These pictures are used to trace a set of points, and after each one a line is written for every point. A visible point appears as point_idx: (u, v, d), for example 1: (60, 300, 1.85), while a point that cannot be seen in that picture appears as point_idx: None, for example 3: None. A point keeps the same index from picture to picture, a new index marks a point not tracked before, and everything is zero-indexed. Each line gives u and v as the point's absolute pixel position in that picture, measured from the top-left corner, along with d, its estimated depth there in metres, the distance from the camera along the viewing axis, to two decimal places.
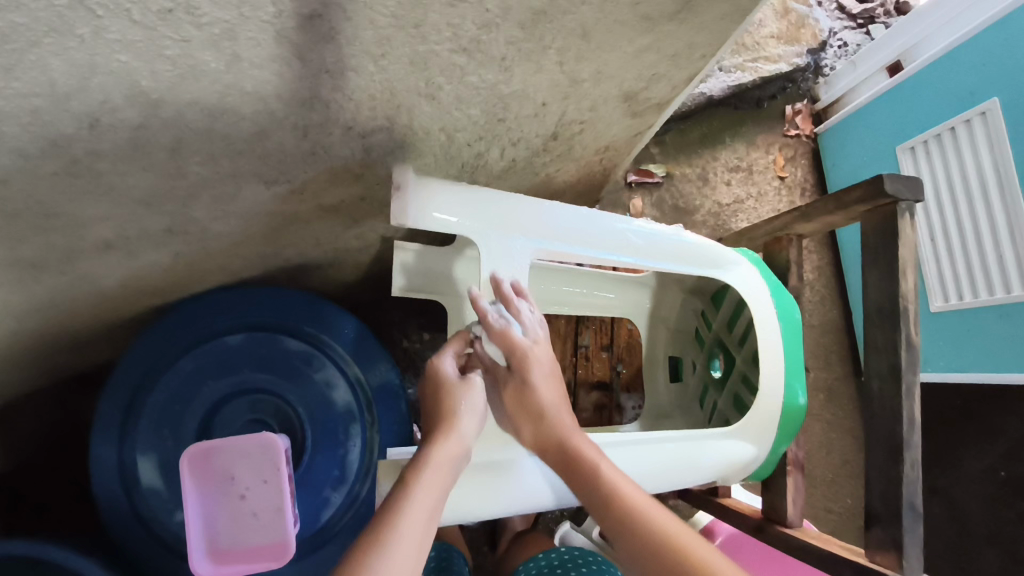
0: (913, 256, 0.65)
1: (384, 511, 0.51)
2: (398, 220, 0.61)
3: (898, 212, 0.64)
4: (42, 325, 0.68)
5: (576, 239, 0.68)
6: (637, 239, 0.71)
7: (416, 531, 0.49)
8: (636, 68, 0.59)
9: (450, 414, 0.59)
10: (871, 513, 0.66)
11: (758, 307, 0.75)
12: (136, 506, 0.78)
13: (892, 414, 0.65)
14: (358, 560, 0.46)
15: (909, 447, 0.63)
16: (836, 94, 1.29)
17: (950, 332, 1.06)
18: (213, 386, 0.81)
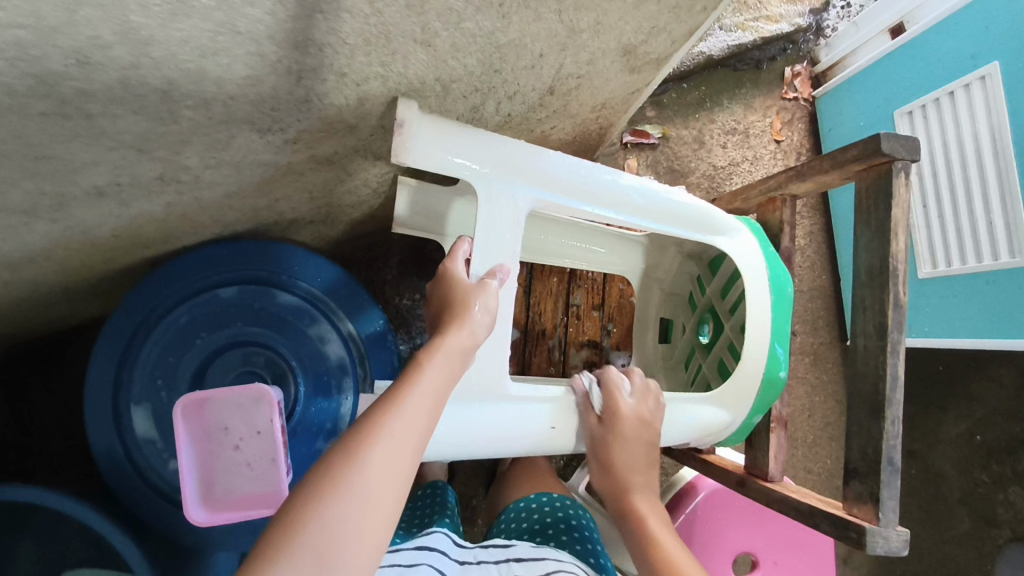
0: (905, 218, 0.65)
1: (387, 391, 0.52)
2: (397, 157, 0.59)
3: (894, 171, 0.65)
4: (33, 272, 0.67)
5: (574, 192, 0.68)
6: (636, 198, 0.71)
7: (419, 410, 0.50)
8: (636, 20, 0.58)
9: (464, 308, 0.61)
10: (851, 468, 0.68)
11: (750, 271, 0.75)
12: (131, 456, 0.79)
13: (876, 374, 0.66)
14: (370, 419, 0.48)
15: (891, 405, 0.65)
16: (838, 55, 1.27)
17: (936, 298, 1.07)
18: (207, 339, 0.82)
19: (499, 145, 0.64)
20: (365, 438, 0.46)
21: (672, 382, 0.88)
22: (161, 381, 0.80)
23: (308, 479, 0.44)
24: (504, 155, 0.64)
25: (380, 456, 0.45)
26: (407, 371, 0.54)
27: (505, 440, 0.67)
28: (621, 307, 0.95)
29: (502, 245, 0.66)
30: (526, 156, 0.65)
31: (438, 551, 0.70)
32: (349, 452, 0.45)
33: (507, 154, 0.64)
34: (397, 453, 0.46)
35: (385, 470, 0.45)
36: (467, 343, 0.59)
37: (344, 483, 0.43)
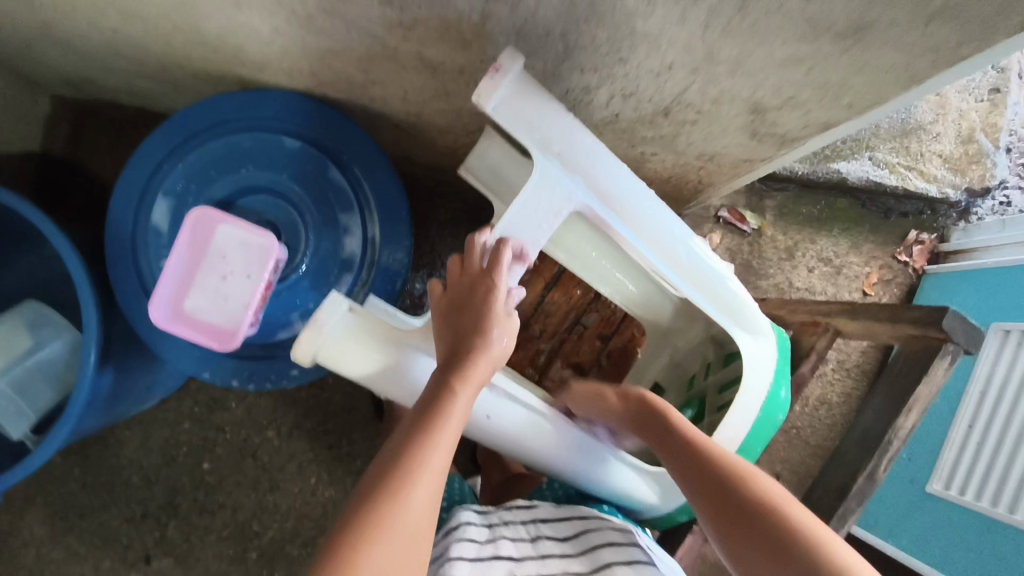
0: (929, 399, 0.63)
1: (415, 424, 0.54)
2: (478, 98, 0.58)
3: (940, 351, 0.61)
4: (142, 30, 0.71)
5: (625, 217, 0.67)
6: (677, 251, 0.69)
7: (449, 435, 0.54)
8: (777, 80, 0.55)
9: (486, 321, 0.61)
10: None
11: (752, 386, 0.70)
12: (135, 235, 0.83)
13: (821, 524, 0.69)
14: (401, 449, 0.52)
15: None
16: (971, 244, 1.19)
17: (931, 512, 1.04)
18: (251, 173, 0.85)
19: (572, 129, 0.64)
20: (401, 481, 0.49)
21: None
22: (192, 187, 0.84)
23: (349, 522, 0.47)
24: (569, 144, 0.64)
25: (416, 497, 0.49)
26: (436, 396, 0.56)
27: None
28: (624, 352, 0.90)
29: (532, 224, 0.66)
30: (590, 152, 0.65)
31: (464, 522, 0.68)
32: (388, 497, 0.48)
33: (577, 148, 0.64)
34: (432, 486, 0.50)
35: (422, 508, 0.49)
36: (494, 359, 0.60)
37: (386, 532, 0.47)
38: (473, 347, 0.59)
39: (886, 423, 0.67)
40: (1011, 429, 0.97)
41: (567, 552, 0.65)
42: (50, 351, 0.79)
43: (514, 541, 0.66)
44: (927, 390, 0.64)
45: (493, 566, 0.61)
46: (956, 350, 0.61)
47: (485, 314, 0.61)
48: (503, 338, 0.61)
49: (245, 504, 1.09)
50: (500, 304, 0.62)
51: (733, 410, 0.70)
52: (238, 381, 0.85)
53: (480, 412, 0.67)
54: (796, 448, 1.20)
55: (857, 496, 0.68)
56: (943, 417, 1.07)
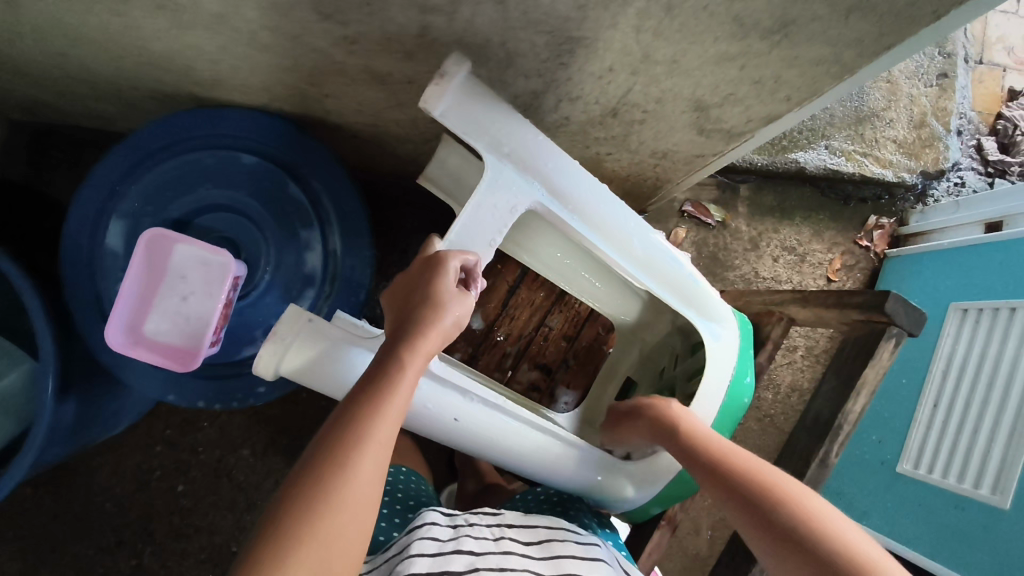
0: (876, 382, 0.65)
1: (366, 394, 0.52)
2: (426, 103, 0.57)
3: (884, 334, 0.63)
4: (84, 50, 0.70)
5: (583, 214, 0.67)
6: (638, 246, 0.68)
7: (396, 409, 0.52)
8: (714, 77, 0.56)
9: (437, 294, 0.58)
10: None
11: (715, 374, 0.71)
12: (92, 260, 0.82)
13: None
14: (351, 423, 0.49)
15: None
16: (928, 227, 1.22)
17: (903, 496, 1.06)
18: (208, 192, 0.84)
19: (524, 132, 0.63)
20: (353, 448, 0.48)
21: None
22: (148, 209, 0.84)
23: (301, 484, 0.46)
24: (524, 146, 0.63)
25: (365, 466, 0.48)
26: (384, 370, 0.54)
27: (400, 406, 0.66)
28: (590, 350, 0.91)
29: (486, 228, 0.64)
30: (546, 153, 0.64)
31: (428, 524, 0.64)
32: (339, 464, 0.47)
33: (531, 150, 0.63)
34: (382, 458, 0.49)
35: (371, 478, 0.48)
36: (446, 332, 0.58)
37: (342, 493, 0.46)
38: (425, 319, 0.57)
39: (836, 410, 0.68)
40: (973, 405, 0.98)
41: (528, 553, 0.63)
42: (8, 382, 0.78)
43: (477, 539, 0.63)
44: (875, 371, 0.65)
45: (453, 560, 0.59)
46: (901, 332, 0.63)
47: (435, 288, 0.59)
48: (458, 315, 0.60)
49: (222, 526, 1.07)
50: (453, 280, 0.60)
51: (701, 395, 0.70)
52: (204, 402, 0.84)
53: (447, 415, 0.66)
54: (770, 435, 1.23)
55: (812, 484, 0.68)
56: (912, 397, 1.10)
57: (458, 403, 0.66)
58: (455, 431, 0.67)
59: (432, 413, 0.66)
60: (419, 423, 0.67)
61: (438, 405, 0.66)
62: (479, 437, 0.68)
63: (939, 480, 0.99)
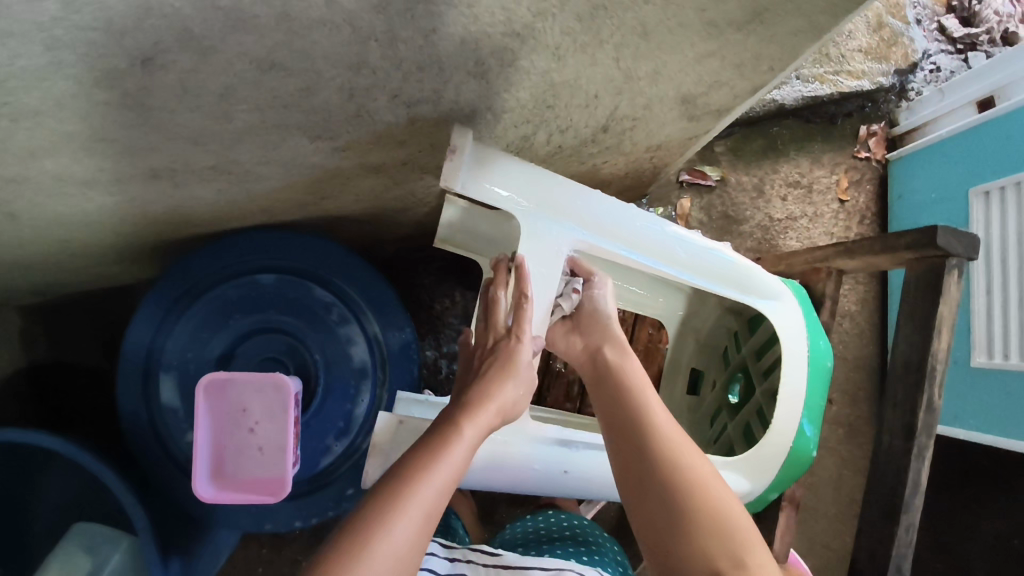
0: (953, 315, 0.66)
1: (423, 449, 0.51)
2: (447, 181, 0.59)
3: (946, 267, 0.64)
4: (88, 232, 0.71)
5: (618, 236, 0.67)
6: (681, 251, 0.69)
7: (449, 477, 0.49)
8: (697, 73, 0.57)
9: (506, 367, 0.60)
10: (857, 570, 0.69)
11: (791, 341, 0.72)
12: (154, 422, 0.83)
13: (898, 475, 0.67)
14: (401, 475, 0.48)
15: (909, 511, 0.66)
16: (920, 121, 1.22)
17: (988, 389, 1.05)
18: (241, 321, 0.86)
19: (543, 178, 0.63)
20: (404, 493, 0.46)
21: (694, 435, 0.86)
22: (191, 355, 0.85)
23: (348, 528, 0.44)
24: (548, 194, 0.64)
25: (412, 521, 0.45)
26: (440, 435, 0.53)
27: (510, 469, 0.68)
28: (649, 351, 0.93)
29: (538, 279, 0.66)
30: (571, 193, 0.65)
31: (427, 550, 0.66)
32: (386, 508, 0.45)
33: (555, 193, 0.64)
34: (430, 519, 0.46)
35: (411, 544, 0.44)
36: (503, 408, 0.59)
37: (388, 536, 0.43)
38: (487, 389, 0.58)
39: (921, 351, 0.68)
40: None
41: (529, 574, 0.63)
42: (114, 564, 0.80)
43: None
44: (949, 306, 0.66)
45: None
46: (960, 261, 0.65)
47: (504, 362, 0.61)
48: (518, 395, 0.61)
49: None
50: (523, 360, 0.61)
51: (788, 371, 0.71)
52: (302, 521, 0.85)
53: (557, 469, 0.69)
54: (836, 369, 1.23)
55: (926, 430, 0.66)
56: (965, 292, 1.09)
57: (564, 454, 0.69)
58: (571, 482, 0.70)
59: (545, 471, 0.69)
60: (536, 485, 0.69)
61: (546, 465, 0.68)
62: (594, 480, 0.71)
63: (1015, 365, 0.98)
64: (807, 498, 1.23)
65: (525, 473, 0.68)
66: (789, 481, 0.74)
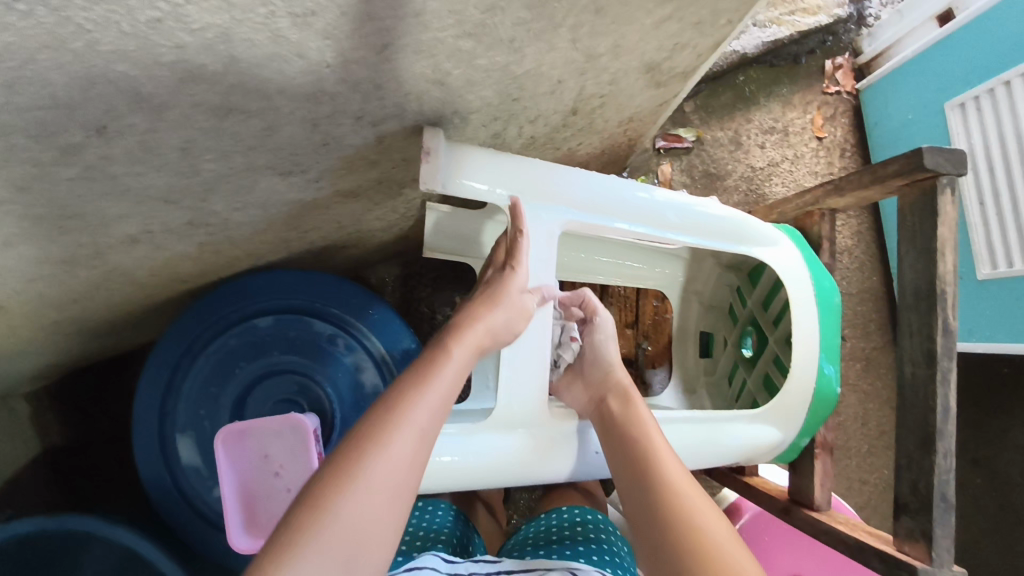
0: (953, 234, 0.66)
1: (412, 375, 0.52)
2: (426, 185, 0.56)
3: (939, 187, 0.65)
4: (77, 310, 0.71)
5: (607, 210, 0.66)
6: (672, 216, 0.68)
7: (439, 399, 0.51)
8: (658, 39, 0.56)
9: (495, 294, 0.60)
10: (901, 503, 0.68)
11: (796, 282, 0.72)
12: (180, 484, 0.83)
13: (926, 403, 0.67)
14: (390, 399, 0.49)
15: (943, 437, 0.65)
16: (883, 46, 1.22)
17: (994, 299, 1.04)
18: (245, 368, 0.84)
19: (520, 165, 0.62)
20: (393, 418, 0.47)
21: (715, 396, 0.85)
22: (203, 412, 0.83)
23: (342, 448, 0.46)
24: (531, 180, 0.63)
25: (400, 443, 0.46)
26: (429, 359, 0.54)
27: (534, 468, 0.66)
28: (656, 324, 0.94)
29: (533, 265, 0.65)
30: (553, 176, 0.64)
31: (426, 567, 0.63)
32: (376, 430, 0.46)
33: (536, 179, 0.63)
34: (418, 440, 0.47)
35: (407, 464, 0.46)
36: (493, 329, 0.59)
37: (379, 454, 0.45)
38: (475, 313, 0.59)
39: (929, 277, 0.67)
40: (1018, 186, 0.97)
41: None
42: None
43: None
44: (948, 226, 0.66)
45: None
46: (953, 179, 0.65)
47: (494, 289, 0.61)
48: (511, 317, 0.60)
49: None
50: (513, 285, 0.61)
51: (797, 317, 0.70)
52: None
53: (587, 451, 0.68)
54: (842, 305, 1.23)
55: (947, 352, 0.65)
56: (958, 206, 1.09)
57: (593, 435, 0.68)
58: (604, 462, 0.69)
59: (578, 455, 0.68)
60: (571, 472, 0.68)
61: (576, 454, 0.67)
62: None
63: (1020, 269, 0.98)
64: (837, 437, 1.23)
65: (558, 462, 0.67)
66: (818, 425, 0.73)
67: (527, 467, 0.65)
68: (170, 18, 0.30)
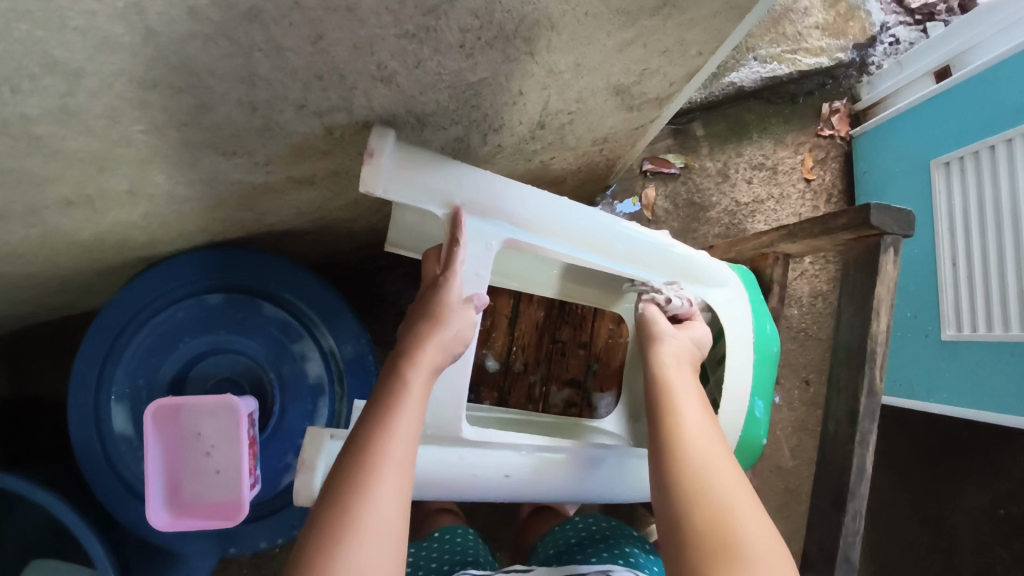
0: (890, 295, 0.66)
1: (377, 402, 0.53)
2: (366, 184, 0.56)
3: (881, 246, 0.64)
4: (20, 266, 0.70)
5: (552, 233, 0.66)
6: (618, 246, 0.69)
7: (409, 426, 0.52)
8: (623, 62, 0.55)
9: (442, 308, 0.59)
10: (809, 561, 0.69)
11: (737, 327, 0.73)
12: (107, 451, 0.81)
13: (844, 461, 0.67)
14: (363, 437, 0.50)
15: (854, 498, 0.66)
16: (880, 95, 1.21)
17: (957, 362, 1.03)
18: (191, 343, 0.84)
19: (470, 176, 0.62)
20: (375, 462, 0.48)
21: None
22: (142, 382, 0.82)
23: (330, 497, 0.47)
24: (478, 191, 0.62)
25: (388, 489, 0.48)
26: (390, 386, 0.54)
27: (444, 482, 0.64)
28: (608, 348, 0.94)
29: (467, 273, 0.64)
30: (504, 190, 0.63)
31: None
32: (359, 477, 0.47)
33: (485, 193, 0.62)
34: (403, 482, 0.49)
35: (396, 503, 0.48)
36: (447, 344, 0.58)
37: (367, 505, 0.46)
38: (421, 333, 0.57)
39: (864, 334, 0.68)
40: (992, 252, 0.96)
41: None
42: None
43: None
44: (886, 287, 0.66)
45: None
46: (896, 238, 0.65)
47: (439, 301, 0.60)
48: (461, 327, 0.59)
49: None
50: (456, 294, 0.61)
51: (731, 360, 0.71)
52: (267, 542, 0.83)
53: (499, 473, 0.66)
54: (810, 350, 1.23)
55: (869, 415, 0.66)
56: (932, 265, 1.09)
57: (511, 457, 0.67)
58: (518, 486, 0.67)
59: (493, 475, 0.66)
60: (484, 489, 0.66)
61: (490, 472, 0.66)
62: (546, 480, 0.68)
63: (984, 335, 0.97)
64: (788, 482, 1.22)
65: (470, 479, 0.65)
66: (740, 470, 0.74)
67: (438, 480, 0.64)
68: None
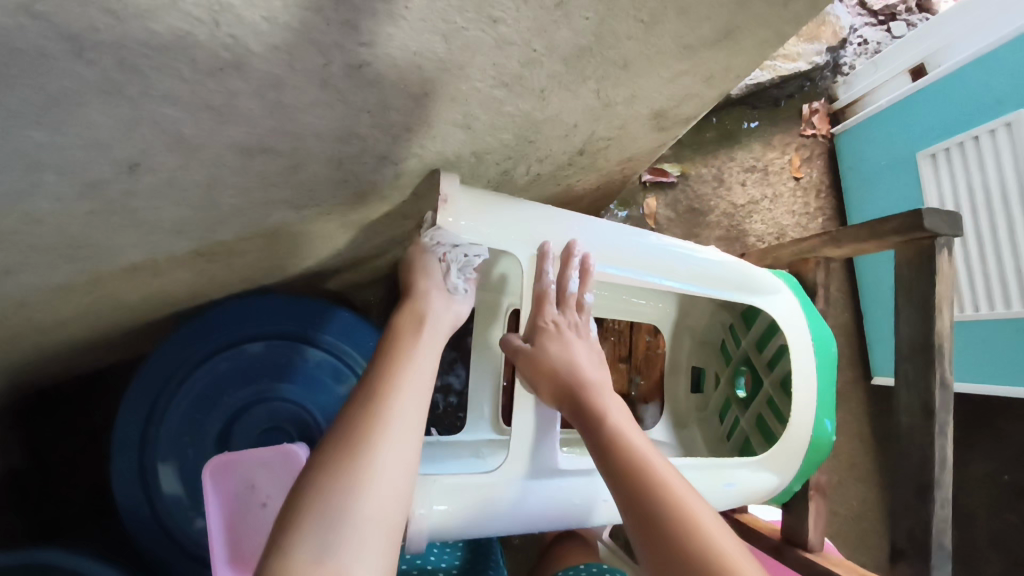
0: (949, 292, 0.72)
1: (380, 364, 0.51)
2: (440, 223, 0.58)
3: (938, 247, 0.71)
4: (60, 335, 0.68)
5: (620, 258, 0.69)
6: (681, 266, 0.72)
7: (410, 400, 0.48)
8: (670, 90, 0.58)
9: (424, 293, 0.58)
10: (899, 549, 0.73)
11: (796, 336, 0.75)
12: (157, 514, 0.80)
13: (925, 453, 0.71)
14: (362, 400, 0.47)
15: (941, 487, 0.70)
16: (856, 94, 1.28)
17: (963, 341, 1.09)
18: (234, 395, 0.82)
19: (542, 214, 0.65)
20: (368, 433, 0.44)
21: (706, 432, 0.91)
22: (188, 438, 0.81)
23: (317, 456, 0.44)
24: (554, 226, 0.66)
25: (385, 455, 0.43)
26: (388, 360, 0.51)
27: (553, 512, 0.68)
28: (649, 358, 1.02)
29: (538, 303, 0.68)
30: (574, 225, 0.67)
31: None
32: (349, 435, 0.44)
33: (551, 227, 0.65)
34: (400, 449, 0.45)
35: (396, 470, 0.44)
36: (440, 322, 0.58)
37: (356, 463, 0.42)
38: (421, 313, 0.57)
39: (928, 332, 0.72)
40: (987, 234, 1.02)
41: None
42: None
43: None
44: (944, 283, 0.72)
45: None
46: (949, 239, 0.72)
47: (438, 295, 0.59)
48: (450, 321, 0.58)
49: None
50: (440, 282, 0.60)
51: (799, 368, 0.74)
52: None
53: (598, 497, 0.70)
54: None
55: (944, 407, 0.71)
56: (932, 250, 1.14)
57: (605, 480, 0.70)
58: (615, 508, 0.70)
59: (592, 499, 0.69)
60: (584, 515, 0.70)
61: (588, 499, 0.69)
62: None
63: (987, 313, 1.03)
64: None
65: (572, 507, 0.68)
66: (813, 468, 0.78)
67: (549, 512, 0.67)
68: (228, 68, 0.30)
